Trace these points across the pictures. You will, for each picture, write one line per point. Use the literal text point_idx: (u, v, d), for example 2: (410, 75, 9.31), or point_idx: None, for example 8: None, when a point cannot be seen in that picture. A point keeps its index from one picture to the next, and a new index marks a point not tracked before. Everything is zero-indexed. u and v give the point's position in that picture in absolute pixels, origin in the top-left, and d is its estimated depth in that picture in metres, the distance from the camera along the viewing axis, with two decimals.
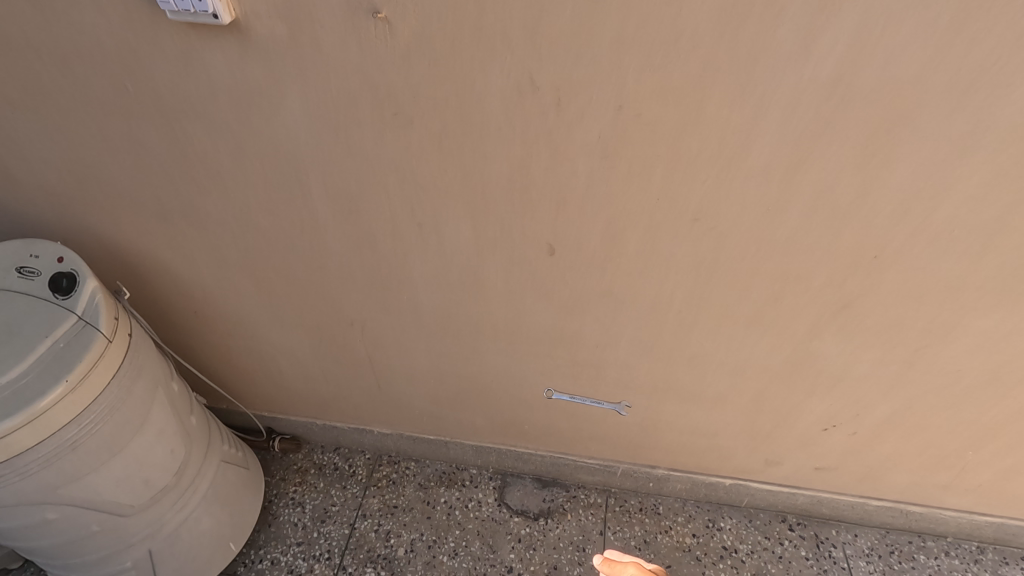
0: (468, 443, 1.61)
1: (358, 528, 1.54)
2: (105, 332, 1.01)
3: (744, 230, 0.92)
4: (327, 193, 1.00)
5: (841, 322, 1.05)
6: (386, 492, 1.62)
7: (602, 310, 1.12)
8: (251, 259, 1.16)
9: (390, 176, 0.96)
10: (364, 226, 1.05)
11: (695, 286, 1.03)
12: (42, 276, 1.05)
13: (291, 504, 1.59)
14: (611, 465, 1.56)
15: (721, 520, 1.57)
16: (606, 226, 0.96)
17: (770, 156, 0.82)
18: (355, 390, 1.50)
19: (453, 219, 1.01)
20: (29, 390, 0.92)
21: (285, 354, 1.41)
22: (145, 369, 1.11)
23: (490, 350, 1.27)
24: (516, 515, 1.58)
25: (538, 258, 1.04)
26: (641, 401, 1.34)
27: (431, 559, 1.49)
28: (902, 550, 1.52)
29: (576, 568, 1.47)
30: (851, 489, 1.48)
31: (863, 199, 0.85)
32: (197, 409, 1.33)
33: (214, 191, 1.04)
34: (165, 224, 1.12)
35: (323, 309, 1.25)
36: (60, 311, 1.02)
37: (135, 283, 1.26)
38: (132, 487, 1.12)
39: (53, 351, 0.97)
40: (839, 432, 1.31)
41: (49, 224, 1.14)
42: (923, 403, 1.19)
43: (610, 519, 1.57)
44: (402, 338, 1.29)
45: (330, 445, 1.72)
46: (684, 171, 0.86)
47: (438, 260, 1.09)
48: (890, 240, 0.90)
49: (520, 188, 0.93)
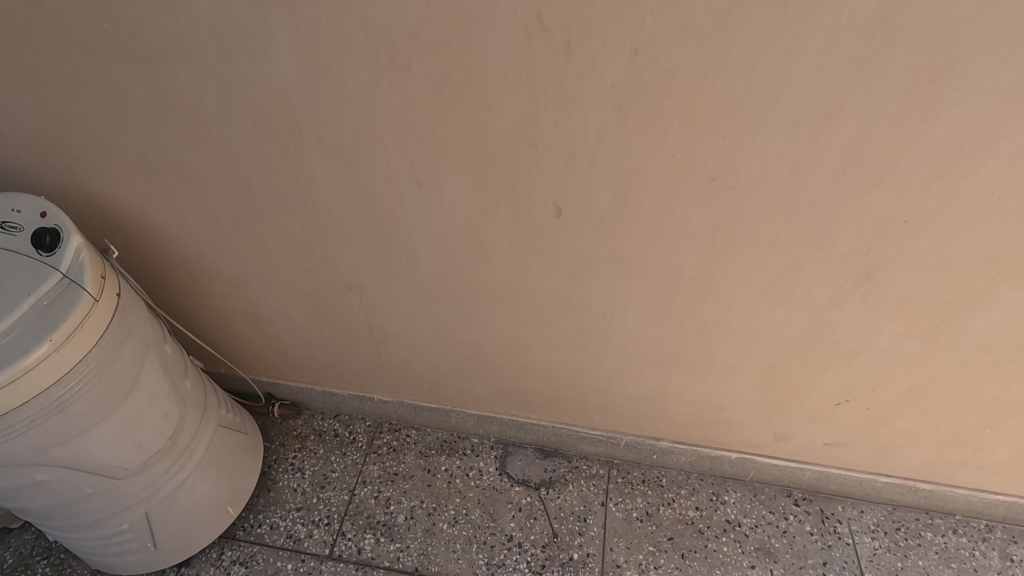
0: (469, 412, 1.58)
1: (358, 495, 1.53)
2: (91, 291, 0.97)
3: (766, 191, 0.86)
4: (321, 146, 0.95)
5: (864, 292, 0.99)
6: (386, 459, 1.60)
7: (611, 276, 1.07)
8: (243, 217, 1.11)
9: (388, 128, 0.89)
10: (360, 184, 1.00)
11: (710, 252, 0.98)
12: (24, 231, 1.00)
13: (290, 469, 1.58)
14: (614, 437, 1.53)
15: (725, 494, 1.53)
16: (617, 185, 0.90)
17: (799, 108, 0.75)
18: (355, 356, 1.46)
19: (455, 176, 0.95)
20: (11, 348, 0.88)
21: (282, 319, 1.37)
22: (135, 330, 1.07)
23: (492, 316, 1.23)
24: (517, 485, 1.55)
25: (544, 220, 0.99)
26: (648, 371, 1.29)
27: (431, 527, 1.47)
28: (908, 527, 1.48)
29: (576, 538, 1.45)
30: (861, 465, 1.44)
31: (897, 157, 0.78)
32: (192, 373, 1.30)
33: (202, 143, 0.98)
34: (153, 179, 1.06)
35: (320, 272, 1.20)
36: (43, 268, 0.98)
37: (125, 242, 1.21)
38: (125, 450, 1.09)
39: (37, 309, 0.93)
40: (852, 407, 1.27)
41: (33, 178, 1.09)
42: (943, 378, 1.14)
43: (612, 491, 1.54)
44: (401, 303, 1.25)
45: (330, 411, 1.70)
46: (704, 125, 0.80)
47: (438, 220, 1.03)
48: (923, 203, 0.83)
49: (526, 143, 0.87)
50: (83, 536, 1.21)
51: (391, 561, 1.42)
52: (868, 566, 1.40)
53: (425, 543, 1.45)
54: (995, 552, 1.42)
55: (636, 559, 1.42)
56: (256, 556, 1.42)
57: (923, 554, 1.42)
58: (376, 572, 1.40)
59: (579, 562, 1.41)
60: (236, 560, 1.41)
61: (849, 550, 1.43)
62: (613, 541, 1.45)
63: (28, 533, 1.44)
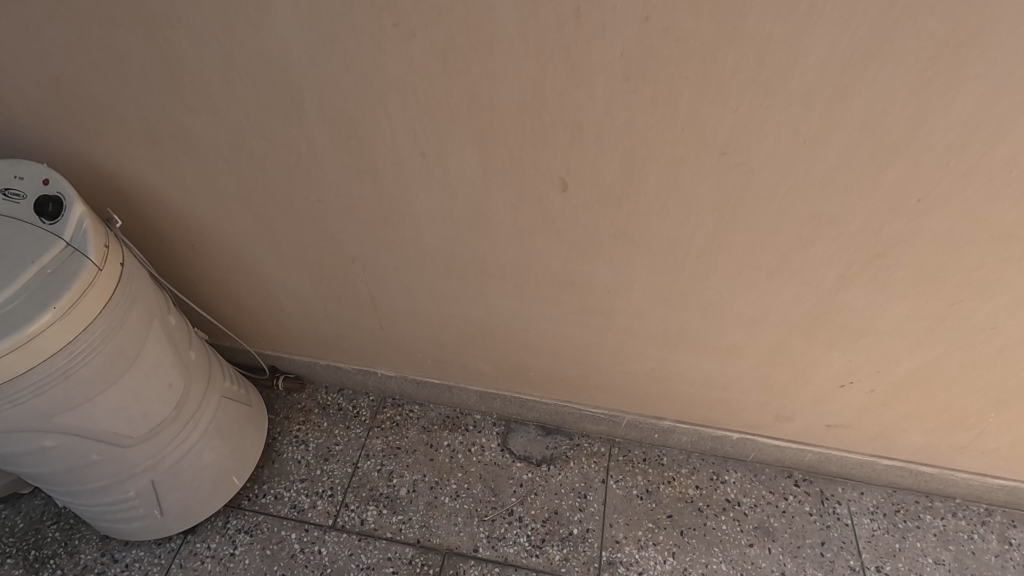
0: (472, 388, 1.58)
1: (361, 468, 1.55)
2: (95, 259, 0.97)
3: (777, 166, 0.85)
4: (324, 115, 0.93)
5: (873, 272, 0.98)
6: (389, 433, 1.62)
7: (616, 252, 1.06)
8: (246, 188, 1.10)
9: (392, 97, 0.88)
10: (364, 154, 0.98)
11: (718, 229, 0.96)
12: (27, 199, 1.00)
13: (295, 441, 1.59)
14: (616, 415, 1.54)
15: (725, 473, 1.54)
16: (624, 159, 0.89)
17: (814, 80, 0.73)
18: (358, 331, 1.46)
19: (459, 148, 0.93)
20: (15, 315, 0.88)
21: (286, 292, 1.37)
22: (139, 299, 1.07)
23: (496, 292, 1.22)
24: (518, 461, 1.56)
25: (549, 194, 0.97)
26: (652, 350, 1.29)
27: (433, 500, 1.49)
28: (908, 509, 1.48)
29: (576, 514, 1.47)
30: (862, 447, 1.44)
31: (913, 132, 0.77)
32: (197, 343, 1.30)
33: (204, 111, 0.97)
34: (155, 147, 1.05)
35: (323, 245, 1.20)
36: (47, 236, 0.98)
37: (128, 211, 1.21)
38: (130, 418, 1.10)
39: (41, 277, 0.93)
40: (855, 389, 1.26)
41: (35, 145, 1.09)
42: (950, 361, 1.13)
43: (612, 468, 1.55)
44: (405, 277, 1.24)
45: (333, 385, 1.71)
46: (715, 97, 0.78)
47: (442, 193, 1.02)
48: (938, 181, 0.82)
49: (532, 114, 0.85)
50: (90, 502, 1.23)
51: (393, 532, 1.44)
52: (866, 547, 1.41)
53: (427, 515, 1.46)
54: (994, 535, 1.43)
55: (636, 535, 1.43)
56: (260, 525, 1.44)
57: (922, 536, 1.43)
58: (378, 543, 1.42)
59: (579, 537, 1.43)
60: (240, 529, 1.43)
61: (847, 531, 1.44)
62: (612, 517, 1.46)
63: (38, 498, 1.47)
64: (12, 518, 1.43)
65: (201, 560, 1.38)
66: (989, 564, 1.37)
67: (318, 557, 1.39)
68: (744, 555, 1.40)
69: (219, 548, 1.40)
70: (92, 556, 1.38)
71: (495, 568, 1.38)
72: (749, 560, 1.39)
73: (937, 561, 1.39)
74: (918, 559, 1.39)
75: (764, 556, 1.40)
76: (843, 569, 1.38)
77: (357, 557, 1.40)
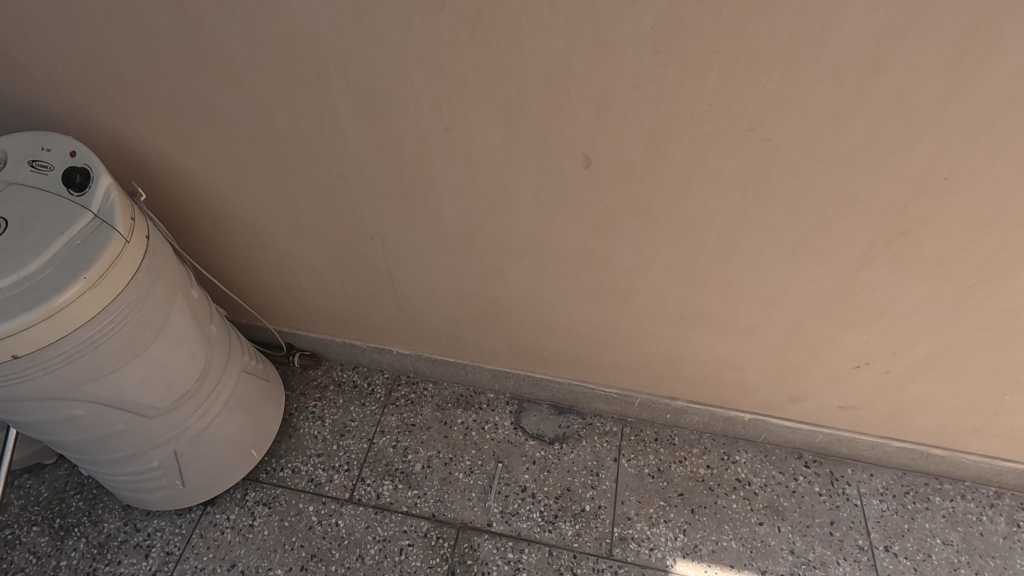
0: (486, 366, 1.60)
1: (376, 443, 1.57)
2: (122, 231, 0.98)
3: (804, 143, 0.84)
4: (348, 88, 0.93)
5: (895, 251, 0.98)
6: (404, 410, 1.63)
7: (637, 230, 1.06)
8: (269, 163, 1.11)
9: (417, 70, 0.88)
10: (387, 128, 0.98)
11: (741, 206, 0.97)
12: (55, 170, 1.01)
13: (311, 417, 1.61)
14: (629, 395, 1.55)
15: (736, 454, 1.55)
16: (650, 135, 0.89)
17: (846, 54, 0.73)
18: (375, 308, 1.48)
19: (484, 123, 0.93)
20: (47, 285, 0.90)
21: (304, 268, 1.38)
22: (164, 272, 1.08)
23: (514, 270, 1.23)
24: (531, 439, 1.58)
25: (572, 170, 0.97)
26: (667, 329, 1.30)
27: (447, 476, 1.51)
28: (918, 491, 1.49)
29: (588, 491, 1.48)
30: (874, 429, 1.45)
31: (944, 108, 0.76)
32: (217, 318, 1.32)
33: (229, 83, 0.97)
34: (178, 120, 1.06)
35: (343, 221, 1.21)
36: (75, 207, 0.99)
37: (150, 185, 1.22)
38: (155, 389, 1.12)
39: (70, 248, 0.95)
40: (871, 370, 1.27)
41: (59, 117, 1.09)
42: (968, 343, 1.13)
43: (624, 447, 1.57)
44: (423, 254, 1.25)
45: (349, 363, 1.73)
46: (745, 71, 0.78)
47: (465, 169, 1.02)
48: (967, 158, 0.82)
49: (559, 88, 0.85)
50: (115, 472, 1.25)
51: (409, 506, 1.46)
52: (875, 527, 1.42)
53: (442, 490, 1.48)
54: (1003, 518, 1.43)
55: (647, 512, 1.45)
56: (278, 497, 1.46)
57: (931, 517, 1.44)
58: (394, 516, 1.44)
59: (591, 514, 1.44)
60: (259, 501, 1.46)
61: (856, 511, 1.45)
62: (624, 495, 1.48)
63: (61, 469, 1.49)
64: (35, 488, 1.45)
65: (221, 530, 1.40)
66: (997, 546, 1.38)
67: (336, 529, 1.41)
68: (754, 533, 1.41)
69: (238, 519, 1.42)
70: (115, 525, 1.40)
71: (509, 542, 1.40)
72: (758, 538, 1.40)
73: (946, 541, 1.39)
74: (926, 540, 1.40)
75: (773, 534, 1.41)
76: (852, 547, 1.39)
77: (374, 529, 1.42)
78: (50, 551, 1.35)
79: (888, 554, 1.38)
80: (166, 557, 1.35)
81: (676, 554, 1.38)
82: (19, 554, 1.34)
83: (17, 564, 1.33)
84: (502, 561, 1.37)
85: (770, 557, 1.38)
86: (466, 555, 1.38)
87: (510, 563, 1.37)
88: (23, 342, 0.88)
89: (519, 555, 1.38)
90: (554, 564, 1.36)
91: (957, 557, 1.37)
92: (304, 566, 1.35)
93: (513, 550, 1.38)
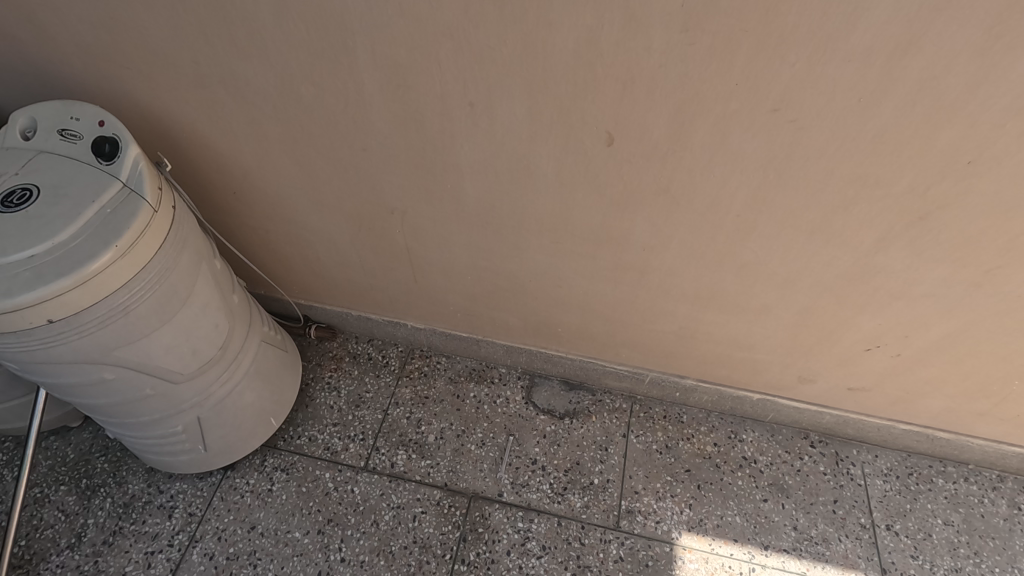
0: (499, 342, 1.62)
1: (391, 414, 1.60)
2: (151, 201, 1.01)
3: (828, 124, 0.85)
4: (374, 61, 0.94)
5: (914, 234, 0.98)
6: (418, 383, 1.67)
7: (655, 208, 1.07)
8: (292, 136, 1.12)
9: (444, 45, 0.88)
10: (411, 103, 0.99)
11: (761, 187, 0.97)
12: (84, 139, 1.05)
13: (327, 387, 1.65)
14: (639, 373, 1.57)
15: (743, 433, 1.57)
16: (674, 113, 0.89)
17: (876, 35, 0.73)
18: (392, 282, 1.50)
19: (509, 99, 0.94)
20: (81, 252, 0.92)
21: (323, 241, 1.40)
22: (189, 242, 1.10)
23: (532, 247, 1.24)
24: (542, 414, 1.61)
25: (594, 147, 0.98)
26: (682, 308, 1.31)
27: (459, 447, 1.54)
28: (921, 473, 1.51)
29: (597, 465, 1.51)
30: (881, 411, 1.47)
31: (972, 91, 0.77)
32: (239, 289, 1.35)
33: (255, 55, 0.98)
34: (202, 91, 1.07)
35: (364, 195, 1.22)
36: (105, 176, 1.02)
37: (174, 156, 1.24)
38: (181, 355, 1.15)
39: (102, 215, 0.97)
40: (881, 353, 1.28)
41: (85, 85, 1.11)
42: (980, 327, 1.14)
43: (633, 424, 1.59)
44: (442, 229, 1.26)
45: (364, 336, 1.76)
46: (774, 51, 0.78)
47: (487, 144, 1.03)
48: (992, 142, 0.82)
49: (585, 64, 0.86)
50: (140, 435, 1.29)
51: (422, 475, 1.49)
52: (877, 506, 1.45)
53: (454, 461, 1.52)
54: (1004, 500, 1.46)
55: (654, 487, 1.47)
56: (296, 464, 1.50)
57: (933, 498, 1.46)
58: (408, 484, 1.47)
59: (600, 487, 1.47)
60: (277, 467, 1.49)
61: (860, 490, 1.47)
62: (632, 470, 1.50)
63: (86, 432, 1.54)
64: (62, 449, 1.50)
65: (241, 494, 1.44)
66: (997, 527, 1.41)
67: (352, 496, 1.45)
68: (758, 509, 1.44)
69: (257, 484, 1.46)
70: (139, 486, 1.44)
71: (519, 512, 1.43)
72: (762, 514, 1.43)
73: (946, 522, 1.42)
74: (927, 519, 1.42)
75: (777, 511, 1.43)
76: (853, 525, 1.41)
77: (388, 496, 1.45)
78: (78, 510, 1.40)
79: (889, 532, 1.40)
80: (188, 518, 1.40)
81: (681, 527, 1.41)
82: (49, 512, 1.39)
83: (46, 520, 1.37)
84: (512, 530, 1.40)
85: (773, 532, 1.40)
86: (477, 523, 1.41)
87: (519, 532, 1.39)
88: (60, 306, 0.91)
89: (529, 524, 1.41)
90: (563, 534, 1.39)
91: (957, 537, 1.39)
92: (321, 530, 1.39)
93: (522, 520, 1.41)
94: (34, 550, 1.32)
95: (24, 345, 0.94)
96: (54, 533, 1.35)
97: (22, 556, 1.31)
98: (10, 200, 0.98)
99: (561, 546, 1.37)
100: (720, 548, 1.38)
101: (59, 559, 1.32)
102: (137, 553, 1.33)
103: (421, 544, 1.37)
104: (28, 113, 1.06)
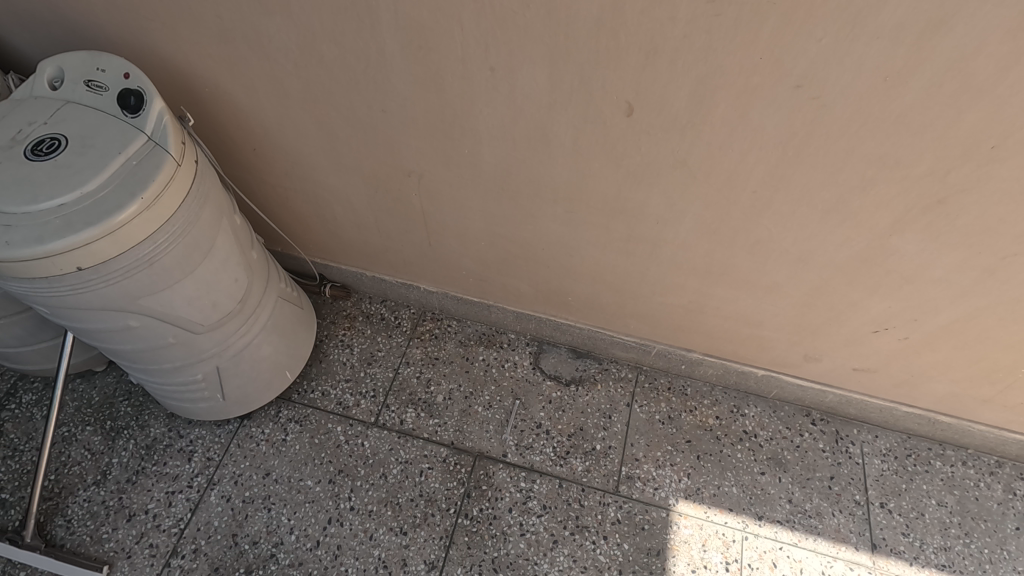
0: (510, 308, 1.65)
1: (401, 373, 1.64)
2: (174, 155, 1.03)
3: (852, 102, 0.84)
4: (397, 21, 0.93)
5: (931, 218, 0.98)
6: (428, 344, 1.70)
7: (672, 182, 1.07)
8: (313, 95, 1.13)
9: (467, 7, 0.88)
10: (432, 65, 0.99)
11: (780, 164, 0.97)
12: (110, 91, 1.07)
13: (340, 345, 1.69)
14: (646, 344, 1.60)
15: (746, 408, 1.60)
16: (696, 86, 0.89)
17: (908, 12, 0.72)
18: (407, 244, 1.52)
19: (530, 65, 0.94)
20: (108, 203, 0.95)
21: (340, 201, 1.42)
22: (211, 197, 1.12)
23: (546, 215, 1.25)
24: (549, 379, 1.65)
25: (613, 117, 0.98)
26: (692, 283, 1.33)
27: (467, 407, 1.59)
28: (920, 454, 1.53)
29: (599, 432, 1.55)
30: (884, 393, 1.49)
31: (1002, 75, 0.75)
32: (257, 246, 1.37)
33: (277, 11, 0.98)
34: (225, 47, 1.07)
35: (382, 156, 1.23)
36: (130, 129, 1.05)
37: (197, 111, 1.25)
38: (202, 307, 1.19)
39: (127, 168, 1.00)
40: (889, 335, 1.29)
41: (111, 37, 1.12)
42: (991, 314, 1.15)
43: (637, 394, 1.62)
44: (458, 193, 1.27)
45: (377, 296, 1.80)
46: (801, 27, 0.77)
47: (506, 110, 1.03)
48: (1017, 128, 0.81)
49: (608, 32, 0.85)
50: (162, 381, 1.34)
51: (429, 433, 1.54)
52: (873, 484, 1.48)
53: (461, 421, 1.56)
54: (1000, 485, 1.48)
55: (654, 455, 1.51)
56: (309, 416, 1.55)
57: (929, 479, 1.49)
58: (416, 440, 1.52)
59: (601, 452, 1.51)
60: (291, 419, 1.55)
61: (857, 468, 1.50)
62: (633, 438, 1.54)
63: (111, 376, 1.60)
64: (88, 391, 1.57)
65: (256, 442, 1.50)
66: (990, 510, 1.43)
67: (361, 449, 1.50)
68: (755, 481, 1.47)
69: (272, 434, 1.52)
70: (160, 430, 1.51)
71: (522, 472, 1.47)
72: (759, 486, 1.47)
73: (940, 503, 1.45)
74: (921, 499, 1.45)
75: (774, 484, 1.47)
76: (847, 502, 1.45)
77: (397, 452, 1.50)
78: (103, 449, 1.47)
79: (882, 510, 1.44)
80: (207, 462, 1.46)
81: (678, 495, 1.45)
82: (76, 450, 1.46)
83: (73, 458, 1.45)
84: (515, 489, 1.45)
85: (768, 504, 1.44)
86: (481, 481, 1.46)
87: (521, 491, 1.45)
88: (88, 256, 0.94)
89: (530, 484, 1.46)
90: (563, 495, 1.44)
91: (949, 518, 1.42)
92: (332, 479, 1.45)
93: (525, 479, 1.46)
94: (63, 484, 1.40)
95: (54, 290, 0.98)
96: (81, 469, 1.43)
97: (52, 489, 1.39)
98: (40, 149, 1.00)
99: (561, 507, 1.42)
100: (715, 517, 1.42)
101: (86, 493, 1.40)
102: (159, 492, 1.41)
103: (426, 498, 1.43)
104: (55, 63, 1.08)
